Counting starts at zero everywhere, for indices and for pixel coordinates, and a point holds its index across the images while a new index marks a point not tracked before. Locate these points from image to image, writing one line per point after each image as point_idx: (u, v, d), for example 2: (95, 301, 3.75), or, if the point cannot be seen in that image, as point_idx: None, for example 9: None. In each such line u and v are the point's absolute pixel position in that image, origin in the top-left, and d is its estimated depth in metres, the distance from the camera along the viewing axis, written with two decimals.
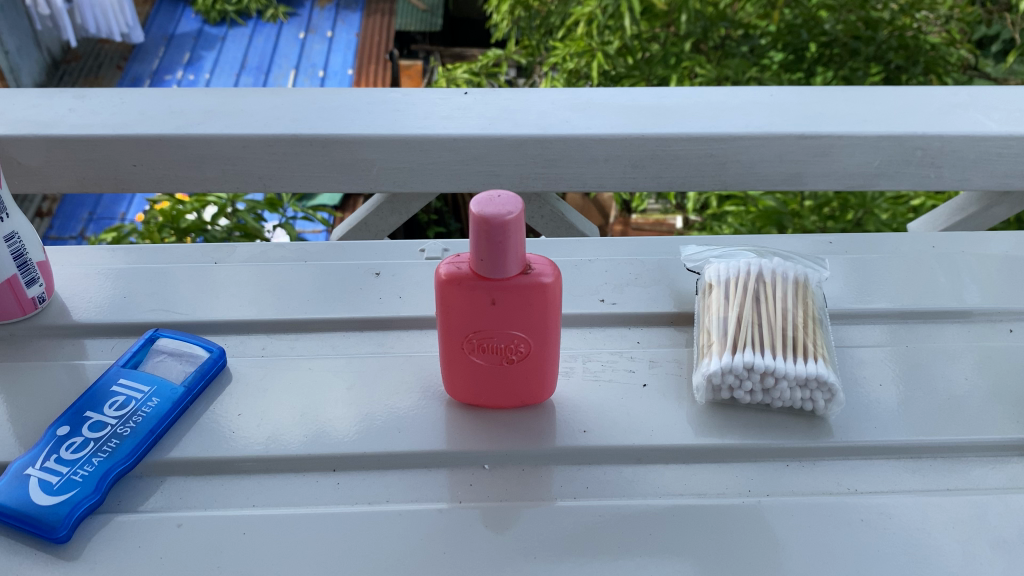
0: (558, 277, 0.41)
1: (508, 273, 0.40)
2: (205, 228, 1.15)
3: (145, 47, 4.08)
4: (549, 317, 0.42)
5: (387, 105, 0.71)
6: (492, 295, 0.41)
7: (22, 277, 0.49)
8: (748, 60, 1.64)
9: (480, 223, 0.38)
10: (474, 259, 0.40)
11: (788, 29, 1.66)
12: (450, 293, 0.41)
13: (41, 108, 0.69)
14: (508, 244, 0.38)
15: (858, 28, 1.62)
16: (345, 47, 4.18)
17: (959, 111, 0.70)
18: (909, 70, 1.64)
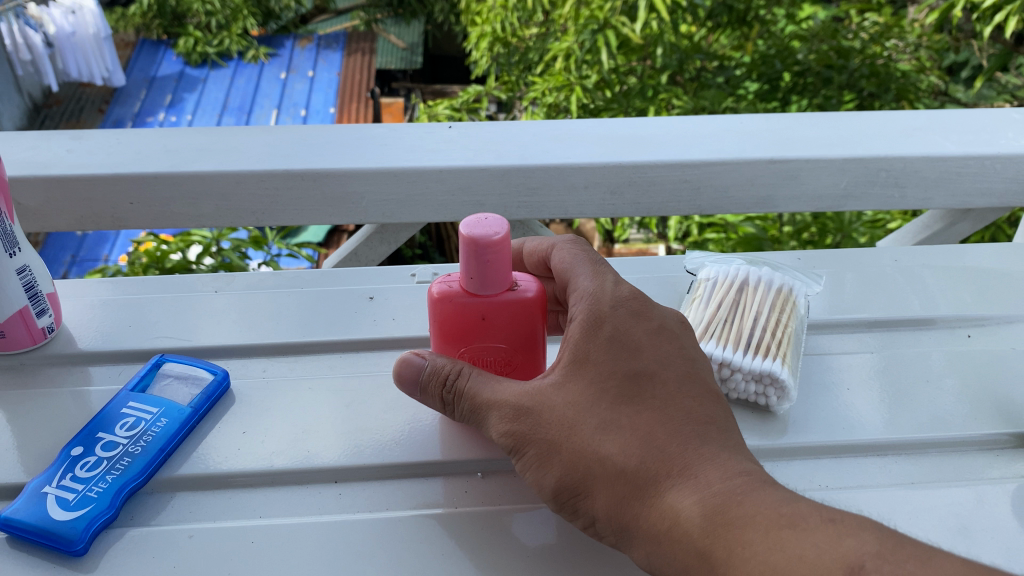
0: (541, 289, 0.44)
1: (495, 287, 0.43)
2: (191, 267, 1.17)
3: (128, 91, 4.17)
4: (535, 331, 0.45)
5: (373, 140, 0.74)
6: (482, 311, 0.43)
7: (33, 308, 0.51)
8: (724, 90, 1.73)
9: (470, 242, 0.41)
10: (465, 278, 0.43)
11: (762, 60, 1.75)
12: (442, 311, 0.44)
13: (38, 150, 0.71)
14: (494, 263, 0.42)
15: (830, 58, 1.68)
16: (326, 87, 4.28)
17: (919, 134, 0.74)
18: (882, 97, 1.68)
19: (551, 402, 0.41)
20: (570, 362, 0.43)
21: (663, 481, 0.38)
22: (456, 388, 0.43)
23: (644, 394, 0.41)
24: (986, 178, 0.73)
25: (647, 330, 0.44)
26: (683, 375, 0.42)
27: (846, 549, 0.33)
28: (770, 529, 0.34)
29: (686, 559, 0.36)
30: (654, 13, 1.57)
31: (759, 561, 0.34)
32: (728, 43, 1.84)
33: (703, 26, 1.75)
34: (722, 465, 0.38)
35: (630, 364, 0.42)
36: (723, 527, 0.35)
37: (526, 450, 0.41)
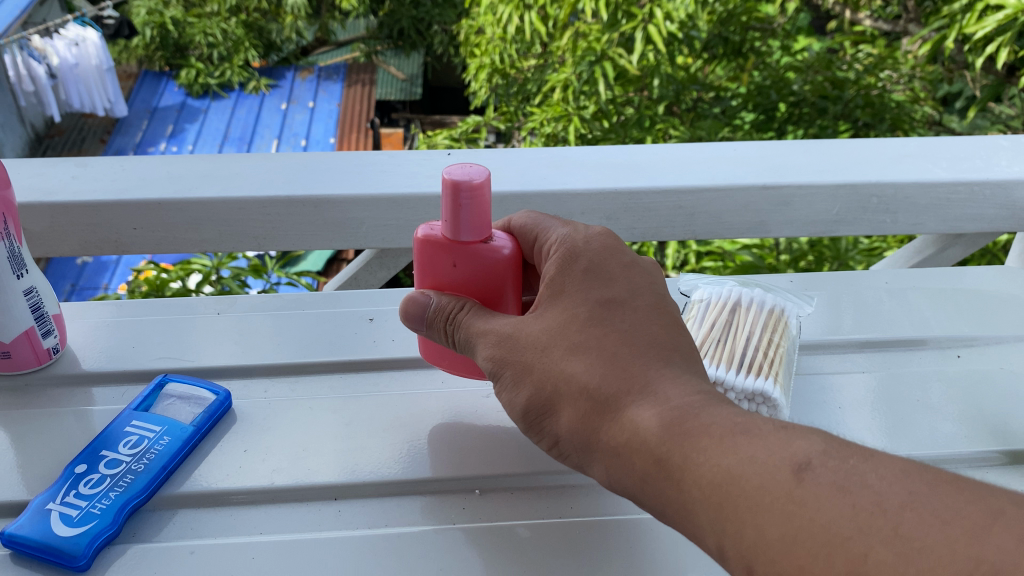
0: (517, 250, 0.48)
1: (468, 237, 0.47)
2: (190, 295, 1.17)
3: (130, 122, 4.24)
4: (503, 291, 0.49)
5: (373, 167, 0.75)
6: (455, 258, 0.48)
7: (39, 329, 0.51)
8: (720, 120, 1.77)
9: (450, 188, 0.46)
10: (445, 223, 0.47)
11: (758, 90, 1.78)
12: (424, 251, 0.49)
13: (43, 177, 0.72)
14: (469, 211, 0.46)
15: (825, 89, 1.72)
16: (327, 117, 4.34)
17: (908, 161, 0.75)
18: (877, 126, 1.70)
19: (527, 330, 0.44)
20: (547, 294, 0.46)
21: (626, 396, 0.40)
22: (456, 320, 0.47)
23: (613, 319, 0.43)
24: (976, 204, 0.74)
25: (621, 265, 0.46)
26: (653, 303, 0.44)
27: (795, 449, 0.34)
28: (724, 437, 0.36)
29: (645, 466, 0.37)
30: (650, 45, 1.59)
31: (712, 464, 0.35)
32: (724, 74, 1.87)
33: (699, 58, 1.79)
34: (683, 384, 0.40)
35: (601, 293, 0.44)
36: (678, 432, 0.37)
37: (502, 374, 0.44)
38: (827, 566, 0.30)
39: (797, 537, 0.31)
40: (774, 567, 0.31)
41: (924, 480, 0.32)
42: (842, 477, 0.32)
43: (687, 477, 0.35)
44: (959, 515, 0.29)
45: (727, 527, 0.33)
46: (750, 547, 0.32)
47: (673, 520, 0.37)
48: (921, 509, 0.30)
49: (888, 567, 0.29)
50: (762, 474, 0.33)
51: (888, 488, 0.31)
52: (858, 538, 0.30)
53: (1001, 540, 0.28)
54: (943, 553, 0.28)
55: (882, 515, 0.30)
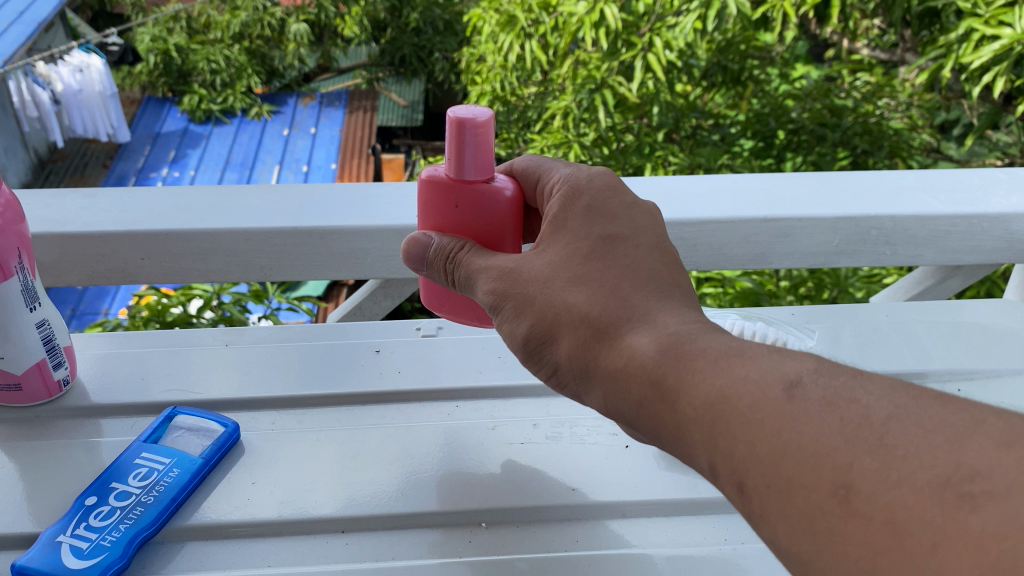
0: (517, 190, 0.52)
1: (470, 175, 0.51)
2: (191, 320, 1.18)
3: (132, 148, 4.28)
4: (503, 230, 0.52)
5: (379, 198, 0.76)
6: (456, 197, 0.52)
7: (50, 361, 0.52)
8: (721, 148, 1.77)
9: (456, 124, 0.50)
10: (449, 162, 0.51)
11: (756, 118, 1.79)
12: (428, 191, 0.53)
13: (54, 207, 0.73)
14: (473, 147, 0.50)
15: (823, 116, 1.73)
16: (328, 143, 4.39)
17: (907, 194, 0.76)
18: (876, 154, 1.71)
19: (531, 264, 0.47)
20: (551, 232, 0.48)
21: (624, 324, 0.41)
22: (456, 259, 0.50)
23: (614, 254, 0.45)
24: (975, 236, 0.75)
25: (622, 206, 0.48)
26: (653, 241, 0.46)
27: (786, 369, 0.34)
28: (721, 358, 0.36)
29: (642, 390, 0.39)
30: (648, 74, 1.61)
31: (708, 383, 0.35)
32: (723, 101, 1.91)
33: (699, 86, 1.82)
34: (682, 314, 0.41)
35: (602, 229, 0.46)
36: (674, 350, 0.38)
37: (504, 306, 0.47)
38: (810, 474, 0.30)
39: (783, 449, 0.31)
40: (762, 481, 0.32)
41: (914, 393, 0.31)
42: (832, 392, 0.32)
43: (683, 397, 0.36)
44: (944, 424, 0.29)
45: (720, 442, 0.34)
46: (740, 462, 0.33)
47: (668, 441, 0.38)
48: (906, 420, 0.30)
49: (871, 474, 0.28)
50: (753, 392, 0.33)
51: (876, 402, 0.31)
52: (843, 448, 0.30)
53: (981, 445, 0.28)
54: (926, 456, 0.28)
55: (868, 426, 0.30)
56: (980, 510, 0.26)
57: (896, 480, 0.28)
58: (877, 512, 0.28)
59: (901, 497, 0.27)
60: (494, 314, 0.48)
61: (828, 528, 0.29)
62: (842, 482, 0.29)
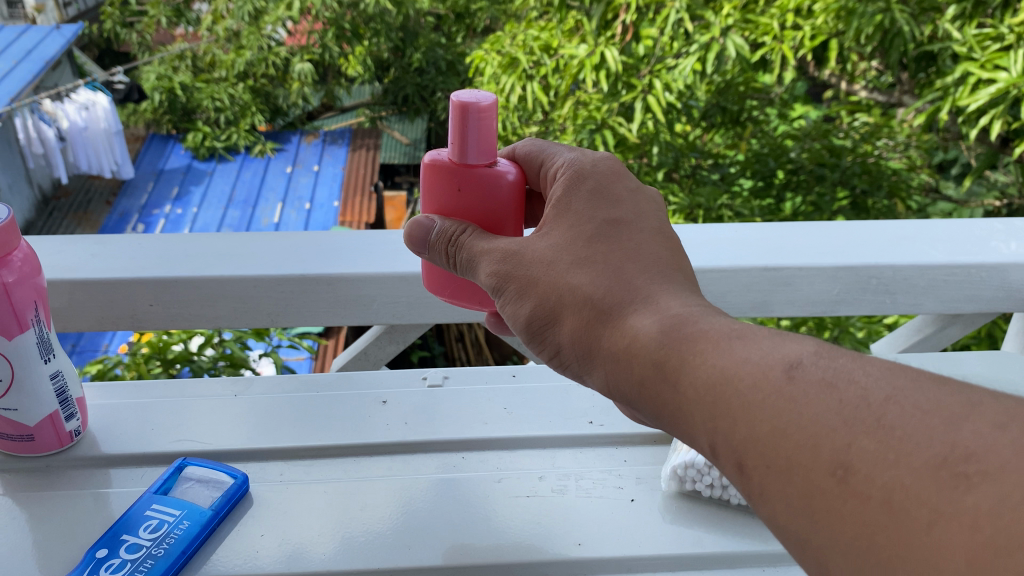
0: (515, 174, 0.57)
1: (472, 158, 0.55)
2: (192, 358, 1.18)
3: (135, 184, 4.36)
4: (501, 211, 0.57)
5: (385, 245, 0.77)
6: (459, 181, 0.56)
7: (62, 412, 0.53)
8: (719, 186, 1.97)
9: (460, 110, 0.54)
10: (453, 146, 0.55)
11: (755, 157, 1.99)
12: (432, 175, 0.57)
13: (65, 254, 0.75)
14: (475, 131, 0.54)
15: (822, 156, 1.94)
16: (331, 180, 4.45)
17: (906, 244, 0.77)
18: (874, 193, 1.92)
19: (534, 247, 0.51)
20: (554, 219, 0.53)
21: (626, 307, 0.47)
22: (459, 241, 0.54)
23: (615, 238, 0.50)
24: (973, 286, 0.76)
25: (623, 193, 0.54)
26: (652, 226, 0.52)
27: (787, 352, 0.38)
28: (721, 341, 0.41)
29: (643, 370, 0.44)
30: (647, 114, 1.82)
31: (709, 365, 0.40)
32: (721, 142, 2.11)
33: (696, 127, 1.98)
34: (680, 298, 0.47)
35: (604, 215, 0.52)
36: (675, 329, 0.43)
37: (507, 287, 0.52)
38: (810, 455, 0.34)
39: (784, 429, 0.35)
40: (762, 462, 0.36)
41: (911, 375, 0.34)
42: (830, 374, 0.36)
43: (685, 379, 0.41)
44: (941, 406, 0.32)
45: (720, 424, 0.38)
46: (742, 442, 0.37)
47: (666, 419, 0.43)
48: (903, 401, 0.33)
49: (869, 455, 0.32)
50: (754, 374, 0.37)
51: (874, 384, 0.34)
52: (842, 430, 0.33)
53: (977, 425, 0.31)
54: (922, 438, 0.31)
55: (865, 408, 0.33)
56: (974, 489, 0.29)
57: (893, 461, 0.31)
58: (874, 491, 0.31)
59: (897, 476, 0.31)
60: (495, 295, 0.53)
61: (829, 505, 0.33)
62: (841, 464, 0.33)
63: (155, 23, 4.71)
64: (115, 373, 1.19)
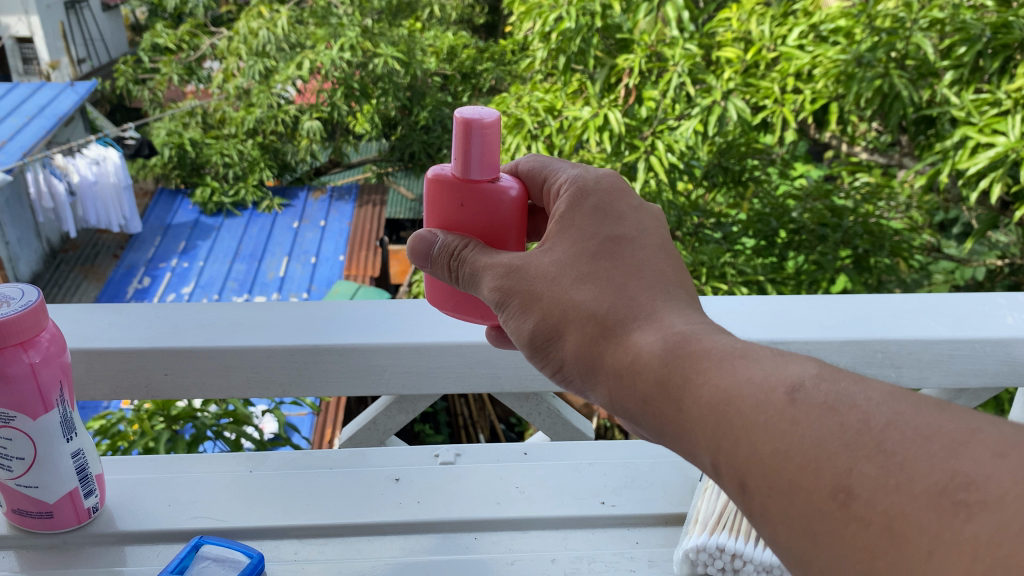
0: (516, 189, 0.59)
1: (473, 171, 0.58)
2: (195, 414, 1.18)
3: (143, 237, 4.38)
4: (502, 226, 0.59)
5: (397, 315, 0.78)
6: (461, 197, 0.59)
7: (82, 489, 0.55)
8: (721, 244, 2.02)
9: (463, 126, 0.57)
10: (457, 161, 0.58)
11: (758, 218, 2.02)
12: (435, 192, 0.60)
13: (84, 323, 0.76)
14: (477, 146, 0.57)
15: (825, 217, 1.97)
16: (337, 236, 4.47)
17: (910, 318, 0.79)
18: (876, 252, 1.95)
19: (537, 262, 0.53)
20: (557, 234, 0.54)
21: (631, 324, 0.48)
22: (461, 256, 0.57)
23: (618, 254, 0.52)
24: (978, 360, 0.77)
25: (628, 208, 0.55)
26: (655, 241, 0.53)
27: (789, 373, 0.38)
28: (723, 360, 0.41)
29: (645, 387, 0.45)
30: (649, 173, 1.91)
31: (713, 385, 0.40)
32: (723, 201, 2.16)
33: (698, 186, 2.05)
34: (683, 316, 0.48)
35: (608, 231, 0.53)
36: (678, 343, 0.44)
37: (510, 302, 0.53)
38: (812, 479, 0.34)
39: (787, 451, 0.36)
40: (763, 481, 0.36)
41: (912, 400, 0.35)
42: (831, 397, 0.36)
43: (688, 398, 0.42)
44: (941, 431, 0.33)
45: (723, 444, 0.39)
46: (744, 462, 0.37)
47: (668, 435, 0.44)
48: (903, 426, 0.33)
49: (869, 481, 0.33)
50: (757, 395, 0.38)
51: (874, 408, 0.35)
52: (843, 454, 0.34)
53: (977, 453, 0.31)
54: (922, 465, 0.32)
55: (867, 432, 0.34)
56: (975, 517, 0.30)
57: (894, 487, 0.32)
58: (875, 517, 0.32)
59: (897, 502, 0.32)
60: (498, 310, 0.55)
61: (831, 527, 0.33)
62: (842, 487, 0.33)
63: (167, 80, 4.74)
64: (118, 429, 1.18)
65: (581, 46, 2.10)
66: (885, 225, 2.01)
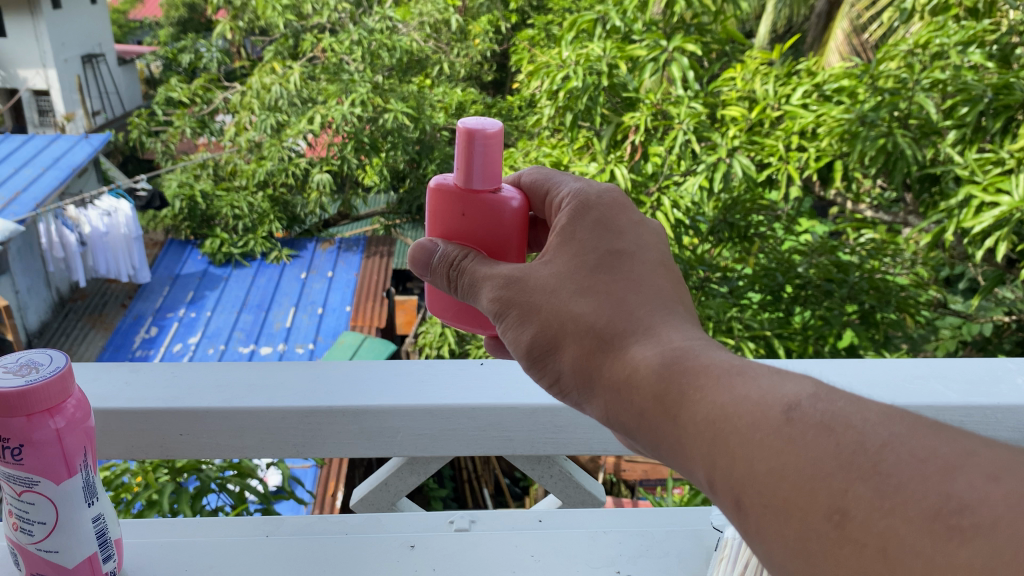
0: (513, 199, 0.67)
1: (474, 179, 0.66)
2: (199, 466, 1.17)
3: (151, 287, 4.40)
4: (501, 230, 0.66)
5: (411, 374, 0.79)
6: (462, 206, 0.67)
7: (101, 553, 0.55)
8: (727, 299, 2.03)
9: (465, 138, 0.65)
10: (460, 172, 0.66)
11: (764, 273, 2.05)
12: (440, 202, 0.68)
13: (101, 382, 0.77)
14: (477, 156, 0.65)
15: (831, 272, 1.99)
16: (344, 286, 4.50)
17: (920, 382, 0.79)
18: (882, 308, 1.95)
19: (537, 275, 0.56)
20: (558, 248, 0.57)
21: (627, 338, 0.50)
22: (460, 267, 0.63)
23: (616, 269, 0.54)
24: (988, 427, 0.77)
25: (628, 225, 0.57)
26: (654, 257, 0.55)
27: (787, 393, 0.38)
28: (720, 377, 0.42)
29: (641, 403, 0.46)
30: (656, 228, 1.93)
31: (710, 402, 0.41)
32: (729, 256, 2.18)
33: (706, 240, 2.07)
34: (680, 331, 0.49)
35: (607, 247, 0.55)
36: (675, 358, 0.45)
37: (509, 313, 0.56)
38: (808, 498, 0.34)
39: (781, 470, 0.36)
40: (759, 499, 0.36)
41: (906, 423, 0.35)
42: (828, 417, 0.36)
43: (684, 413, 0.42)
44: (936, 454, 0.33)
45: (719, 461, 0.39)
46: (739, 480, 0.37)
47: (665, 453, 0.44)
48: (899, 448, 0.33)
49: (865, 502, 0.32)
50: (753, 414, 0.38)
51: (871, 429, 0.34)
52: (838, 475, 0.34)
53: (971, 477, 0.31)
54: (917, 487, 0.32)
55: (863, 453, 0.34)
56: (967, 543, 0.30)
57: (889, 510, 0.32)
58: (869, 539, 0.32)
59: (892, 526, 0.31)
60: (498, 320, 0.58)
61: (827, 549, 0.33)
62: (837, 508, 0.33)
63: (179, 134, 4.82)
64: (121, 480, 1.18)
65: (588, 104, 2.16)
66: (891, 281, 2.03)
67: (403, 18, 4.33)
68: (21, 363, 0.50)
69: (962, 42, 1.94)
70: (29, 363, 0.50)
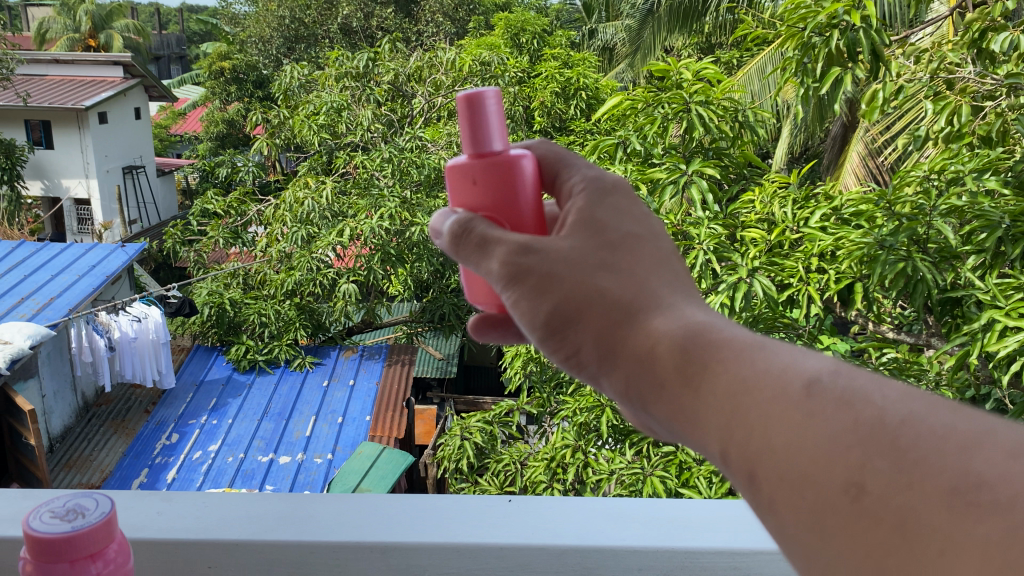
0: (526, 157, 0.64)
1: (484, 148, 0.65)
2: None
3: (175, 393, 4.45)
4: (516, 185, 0.62)
5: (441, 510, 0.81)
6: (473, 175, 0.64)
7: None
8: None
9: (463, 106, 0.65)
10: (469, 146, 0.65)
11: None
12: (455, 180, 0.65)
13: (135, 512, 0.80)
14: (479, 121, 0.65)
15: None
16: (365, 395, 4.50)
17: None
18: None
19: (556, 247, 0.51)
20: (575, 225, 0.53)
21: (653, 315, 0.46)
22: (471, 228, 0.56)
23: (638, 248, 0.51)
24: None
25: (641, 210, 0.55)
26: (665, 241, 0.53)
27: (805, 370, 0.38)
28: (742, 350, 0.41)
29: (665, 375, 0.43)
30: None
31: (733, 374, 0.40)
32: None
33: None
34: (698, 311, 0.47)
35: (626, 228, 0.52)
36: (705, 334, 0.43)
37: (525, 281, 0.50)
38: (822, 474, 0.34)
39: (799, 444, 0.35)
40: (774, 474, 0.36)
41: (924, 402, 0.35)
42: (848, 391, 0.36)
43: (710, 381, 0.40)
44: (957, 431, 0.32)
45: (734, 433, 0.38)
46: (755, 452, 0.37)
47: (683, 432, 0.42)
48: (919, 423, 0.33)
49: (882, 478, 0.32)
50: (773, 388, 0.37)
51: (890, 405, 0.34)
52: (856, 449, 0.33)
53: (992, 454, 0.31)
54: (933, 465, 0.31)
55: (883, 429, 0.33)
56: (983, 520, 0.29)
57: (907, 485, 0.31)
58: (886, 514, 0.32)
59: (910, 501, 0.31)
60: (505, 290, 0.52)
61: (842, 524, 0.33)
62: (854, 482, 0.33)
63: (212, 244, 4.95)
64: None
65: None
66: None
67: (433, 138, 4.50)
68: (68, 509, 0.54)
69: (977, 168, 1.97)
70: (76, 508, 0.54)
